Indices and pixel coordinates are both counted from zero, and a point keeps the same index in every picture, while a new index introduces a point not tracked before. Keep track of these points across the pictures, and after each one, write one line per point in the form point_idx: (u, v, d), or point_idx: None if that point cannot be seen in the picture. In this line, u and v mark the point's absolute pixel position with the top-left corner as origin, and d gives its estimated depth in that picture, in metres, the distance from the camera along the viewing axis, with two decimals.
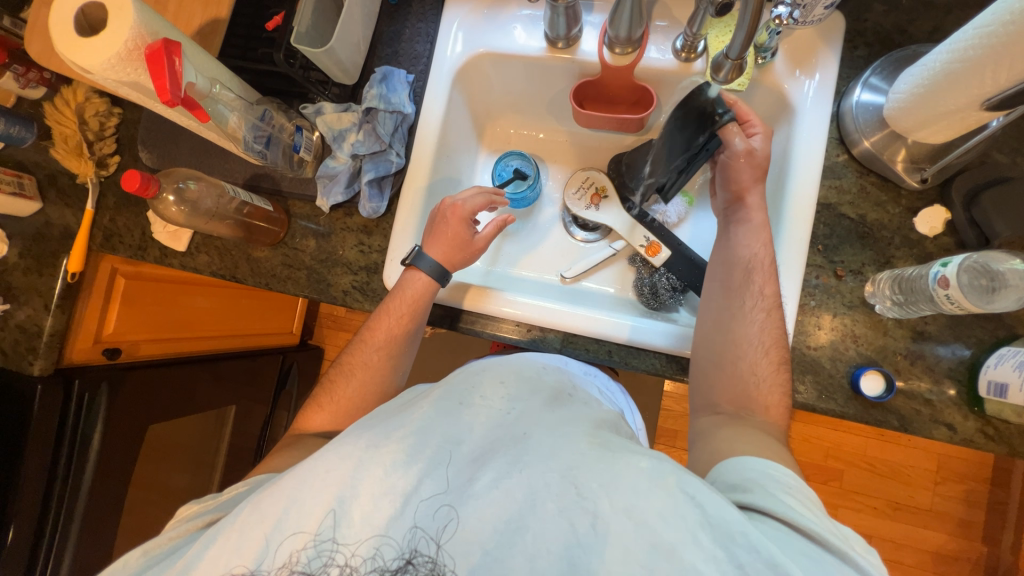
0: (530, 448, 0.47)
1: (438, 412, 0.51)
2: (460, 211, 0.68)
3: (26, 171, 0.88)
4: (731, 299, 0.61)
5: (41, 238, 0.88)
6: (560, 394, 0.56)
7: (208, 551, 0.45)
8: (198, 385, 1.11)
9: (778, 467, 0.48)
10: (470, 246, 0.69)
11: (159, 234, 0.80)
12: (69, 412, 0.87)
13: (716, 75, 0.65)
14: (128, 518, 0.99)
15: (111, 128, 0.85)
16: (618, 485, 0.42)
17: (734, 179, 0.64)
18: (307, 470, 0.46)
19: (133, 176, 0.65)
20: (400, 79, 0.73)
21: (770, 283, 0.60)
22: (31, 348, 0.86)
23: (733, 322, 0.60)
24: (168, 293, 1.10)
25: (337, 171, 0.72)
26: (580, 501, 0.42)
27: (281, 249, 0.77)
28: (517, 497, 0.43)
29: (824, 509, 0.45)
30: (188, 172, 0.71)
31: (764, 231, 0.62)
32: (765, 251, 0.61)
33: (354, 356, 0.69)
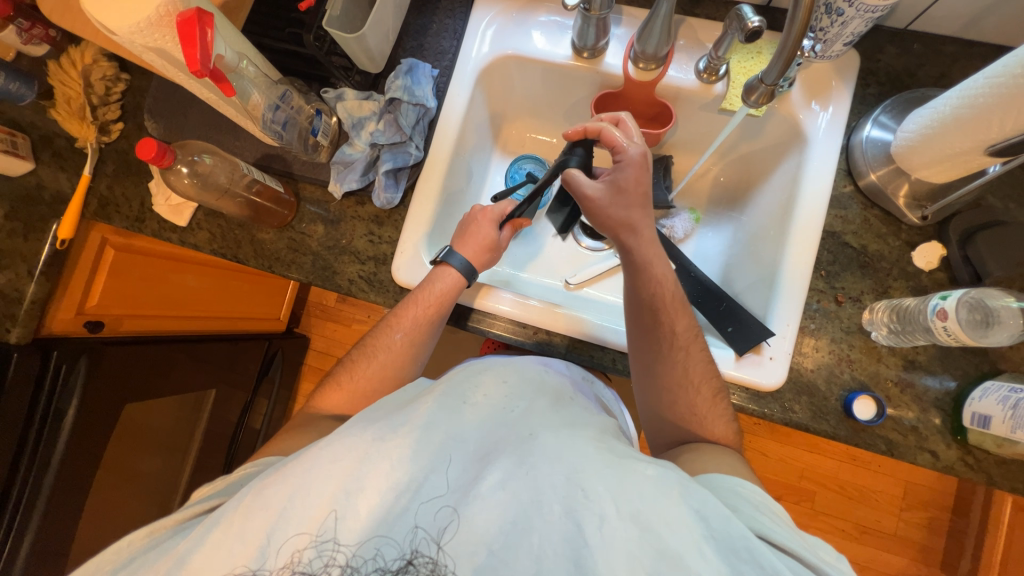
0: (535, 449, 0.46)
1: (441, 409, 0.51)
2: (490, 214, 0.70)
3: (20, 130, 0.84)
4: (647, 341, 0.62)
5: (31, 200, 0.84)
6: (561, 397, 0.57)
7: (211, 536, 0.43)
8: (175, 366, 1.08)
9: (747, 484, 0.50)
10: (500, 247, 0.70)
11: (160, 207, 0.78)
12: (43, 383, 0.84)
13: (746, 100, 0.62)
14: (98, 499, 0.95)
15: (117, 94, 0.82)
16: (623, 492, 0.42)
17: (613, 222, 0.63)
18: (313, 458, 0.46)
19: (149, 145, 0.62)
20: (425, 72, 0.72)
21: (681, 319, 0.62)
22: (8, 314, 0.82)
23: (657, 365, 0.62)
24: (159, 269, 1.07)
25: (353, 159, 0.72)
26: (586, 504, 0.42)
27: (287, 232, 0.76)
28: (522, 498, 0.43)
29: (794, 525, 0.46)
30: (203, 145, 0.70)
31: (657, 267, 0.63)
32: (668, 284, 0.62)
33: (377, 339, 0.67)
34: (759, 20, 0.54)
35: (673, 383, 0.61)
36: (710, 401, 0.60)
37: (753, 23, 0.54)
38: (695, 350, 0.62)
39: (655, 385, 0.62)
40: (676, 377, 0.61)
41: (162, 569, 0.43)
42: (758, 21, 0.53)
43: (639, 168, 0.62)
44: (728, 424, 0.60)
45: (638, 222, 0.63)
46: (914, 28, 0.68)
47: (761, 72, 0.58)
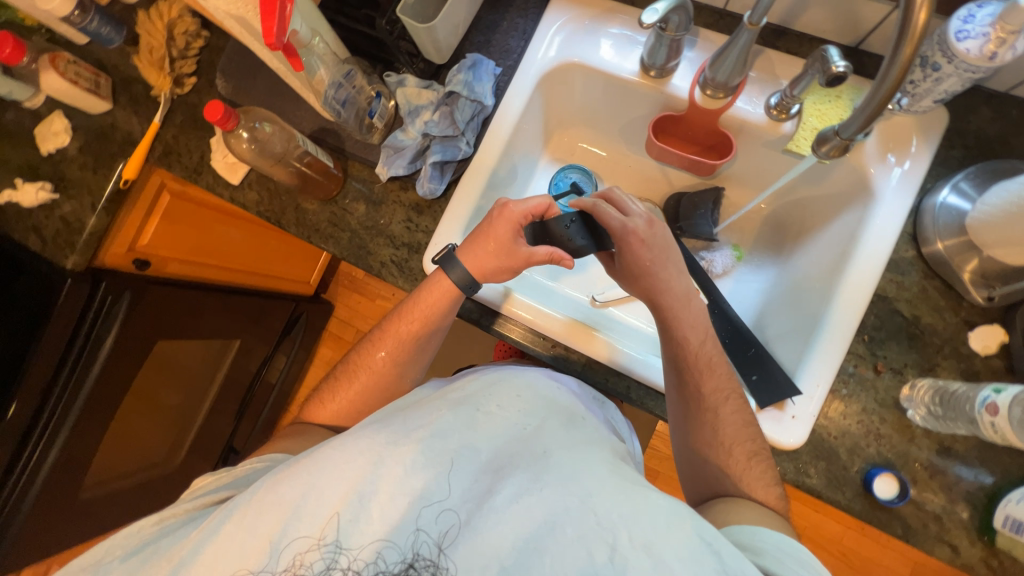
0: (550, 467, 0.47)
1: (456, 417, 0.52)
2: (508, 214, 0.62)
3: (104, 71, 0.89)
4: (681, 398, 0.62)
5: (104, 138, 0.89)
6: (572, 418, 0.56)
7: (222, 529, 0.46)
8: (208, 308, 1.14)
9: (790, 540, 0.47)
10: (513, 254, 0.63)
11: (217, 163, 0.81)
12: (89, 309, 0.90)
13: (818, 149, 0.58)
14: (120, 423, 1.02)
15: (195, 50, 0.86)
16: (637, 518, 0.42)
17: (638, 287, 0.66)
18: (326, 456, 0.48)
19: (216, 107, 0.65)
20: (488, 69, 0.72)
21: (711, 378, 0.61)
22: (69, 242, 0.88)
23: (687, 422, 0.61)
24: (208, 220, 1.12)
25: (404, 145, 0.72)
26: (599, 530, 0.42)
27: (330, 206, 0.78)
28: (536, 517, 0.44)
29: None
30: (265, 114, 0.73)
31: (682, 330, 0.63)
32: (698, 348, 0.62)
33: (363, 356, 0.68)
34: (845, 65, 0.51)
35: (704, 437, 0.60)
36: (737, 447, 0.59)
37: (838, 67, 0.51)
38: (727, 410, 0.60)
39: (683, 434, 0.62)
40: (707, 437, 0.60)
41: (173, 561, 0.46)
42: (843, 68, 0.51)
43: (643, 248, 0.63)
44: (757, 474, 0.57)
45: (655, 289, 0.64)
46: (1016, 92, 0.62)
47: (838, 124, 0.54)
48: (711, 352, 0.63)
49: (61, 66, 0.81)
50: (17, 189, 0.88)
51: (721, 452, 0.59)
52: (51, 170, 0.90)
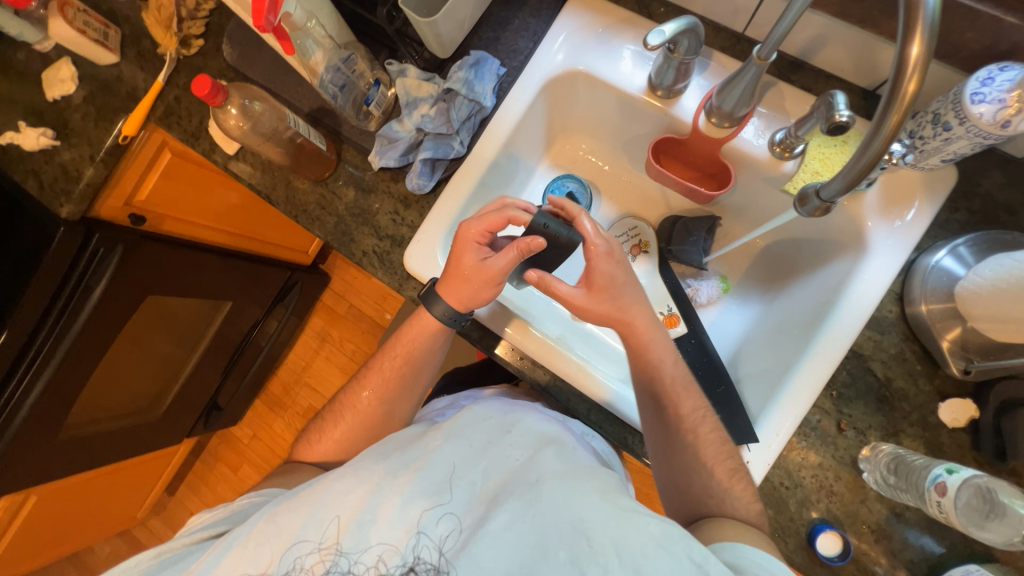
0: (541, 493, 0.50)
1: (452, 449, 0.56)
2: (466, 235, 0.61)
3: (114, 23, 0.89)
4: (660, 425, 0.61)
5: (108, 90, 0.89)
6: (566, 446, 0.57)
7: (231, 553, 0.51)
8: (206, 266, 1.17)
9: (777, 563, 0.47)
10: (480, 276, 0.61)
11: (215, 130, 0.81)
12: (80, 260, 0.91)
13: (797, 208, 0.52)
14: (103, 371, 1.05)
15: (204, 11, 0.85)
16: (627, 542, 0.44)
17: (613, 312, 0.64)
18: (327, 488, 0.53)
19: (204, 82, 0.64)
20: (491, 69, 0.70)
21: (689, 401, 0.62)
22: (65, 191, 0.89)
23: (669, 446, 0.61)
24: (206, 181, 1.13)
25: (398, 137, 0.71)
26: (590, 553, 0.44)
27: (319, 188, 0.77)
28: (527, 540, 0.47)
29: None
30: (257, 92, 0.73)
31: (654, 351, 0.63)
32: (672, 371, 0.62)
33: (349, 398, 0.71)
34: (849, 115, 0.49)
35: (689, 464, 0.59)
36: (721, 466, 0.59)
37: (842, 117, 0.49)
38: (706, 433, 0.61)
39: (668, 462, 0.61)
40: (690, 460, 0.59)
41: None
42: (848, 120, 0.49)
43: (607, 261, 0.61)
44: (739, 490, 0.57)
45: (631, 312, 0.63)
46: None
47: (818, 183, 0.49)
48: (682, 375, 0.63)
49: (70, 14, 0.81)
50: (19, 132, 0.89)
51: (699, 480, 0.59)
52: (55, 116, 0.91)
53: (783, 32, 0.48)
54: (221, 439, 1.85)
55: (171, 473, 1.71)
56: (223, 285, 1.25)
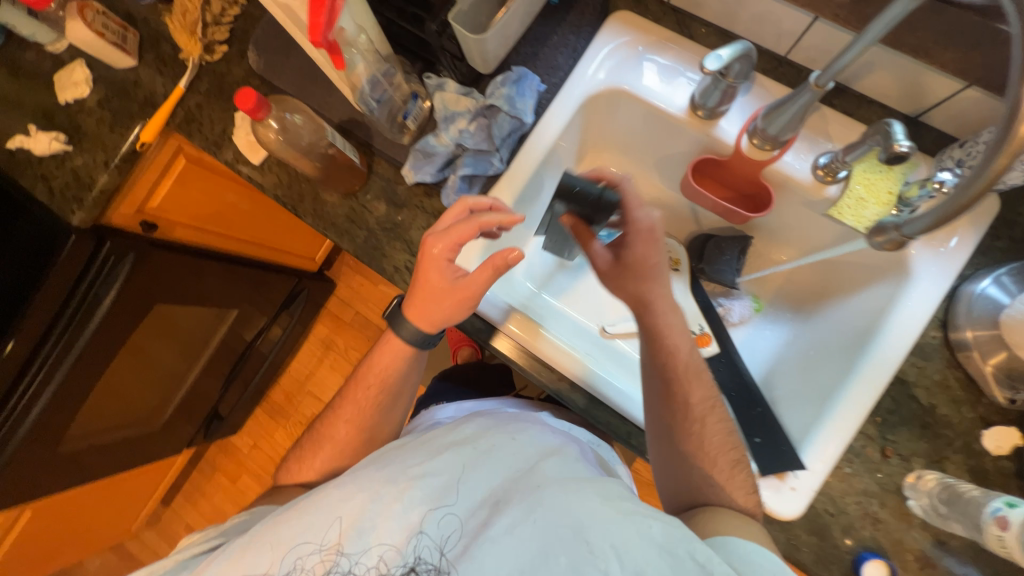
0: (541, 499, 0.48)
1: (454, 454, 0.54)
2: (435, 250, 0.59)
3: (133, 26, 0.86)
4: (666, 411, 0.60)
5: (125, 95, 0.86)
6: (568, 454, 0.56)
7: (227, 559, 0.52)
8: (208, 275, 1.12)
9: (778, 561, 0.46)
10: (456, 292, 0.60)
11: (240, 140, 0.79)
12: (90, 269, 0.88)
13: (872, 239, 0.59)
14: (106, 383, 1.01)
15: (229, 17, 0.82)
16: (628, 548, 0.43)
17: (632, 290, 0.63)
18: (326, 495, 0.54)
19: (248, 95, 0.62)
20: (532, 85, 0.69)
21: (696, 392, 0.60)
22: (76, 198, 0.85)
23: (675, 435, 0.59)
24: (219, 188, 1.10)
25: (436, 152, 0.69)
26: (591, 559, 0.43)
27: (349, 202, 0.76)
28: (530, 546, 0.45)
29: None
30: (297, 104, 0.70)
31: (673, 337, 0.61)
32: (688, 357, 0.61)
33: (326, 427, 0.70)
34: (909, 146, 0.49)
35: (693, 455, 0.58)
36: (724, 458, 0.58)
37: (902, 148, 0.49)
38: (712, 421, 0.60)
39: (669, 451, 0.60)
40: (693, 450, 0.58)
41: None
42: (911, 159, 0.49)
43: (647, 240, 0.61)
44: (740, 480, 0.57)
45: (653, 295, 0.62)
46: None
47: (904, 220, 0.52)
48: (695, 363, 0.61)
49: (89, 17, 0.78)
50: (29, 135, 0.86)
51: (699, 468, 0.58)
52: (67, 121, 0.87)
53: (847, 63, 0.49)
54: (219, 449, 1.80)
55: (168, 484, 1.67)
56: (227, 294, 1.21)
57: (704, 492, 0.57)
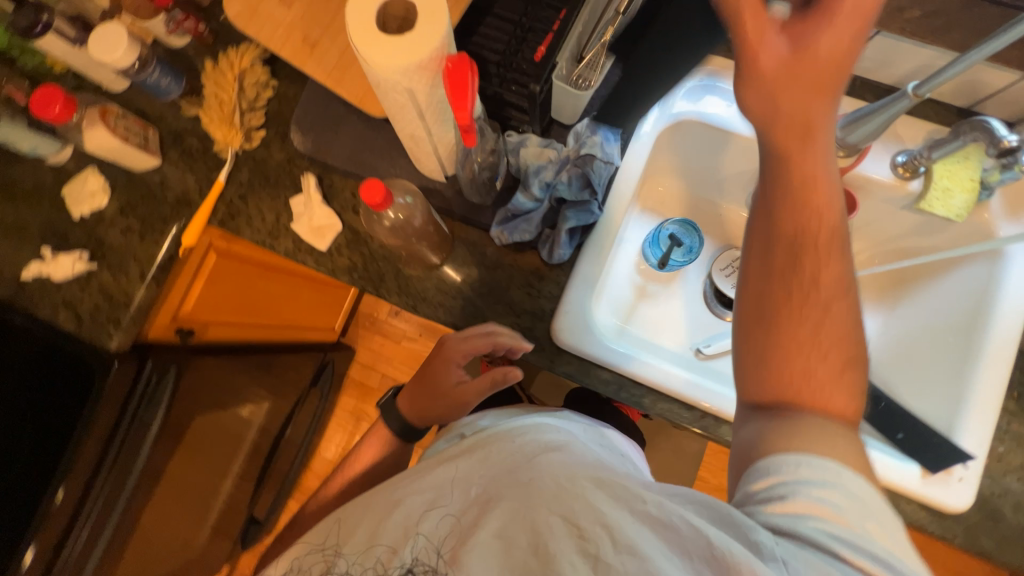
0: (533, 491, 0.42)
1: (433, 470, 0.51)
2: (449, 354, 0.66)
3: (150, 123, 0.79)
4: (784, 289, 0.44)
5: (153, 199, 0.78)
6: (529, 437, 0.51)
7: None
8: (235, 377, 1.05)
9: (820, 469, 0.39)
10: (451, 395, 0.66)
11: (301, 228, 0.74)
12: (136, 394, 0.77)
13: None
14: (146, 517, 0.88)
15: (263, 100, 0.78)
16: (631, 522, 0.38)
17: (782, 109, 0.42)
18: (295, 551, 0.51)
19: (376, 188, 0.56)
20: (612, 129, 0.68)
21: (828, 266, 0.44)
22: (113, 319, 0.76)
23: (775, 321, 0.44)
24: (251, 277, 1.01)
25: (528, 209, 0.67)
26: (587, 542, 0.38)
27: (436, 273, 0.72)
28: (519, 545, 0.40)
29: (869, 502, 0.39)
30: (406, 186, 0.65)
31: (824, 190, 0.44)
32: (832, 216, 0.45)
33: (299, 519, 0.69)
34: (1016, 139, 0.56)
35: (790, 345, 0.44)
36: (841, 398, 0.42)
37: (1011, 142, 0.55)
38: (837, 310, 0.44)
39: (764, 337, 0.45)
40: (791, 340, 0.44)
41: None
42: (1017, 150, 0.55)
43: (849, 18, 0.39)
44: (845, 387, 0.43)
45: (818, 117, 0.42)
46: None
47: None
48: (842, 231, 0.45)
49: (112, 122, 0.71)
50: (46, 260, 0.76)
51: (788, 359, 0.43)
52: (85, 236, 0.78)
53: (957, 73, 0.52)
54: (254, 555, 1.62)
55: None
56: (242, 389, 1.09)
57: (798, 403, 0.42)
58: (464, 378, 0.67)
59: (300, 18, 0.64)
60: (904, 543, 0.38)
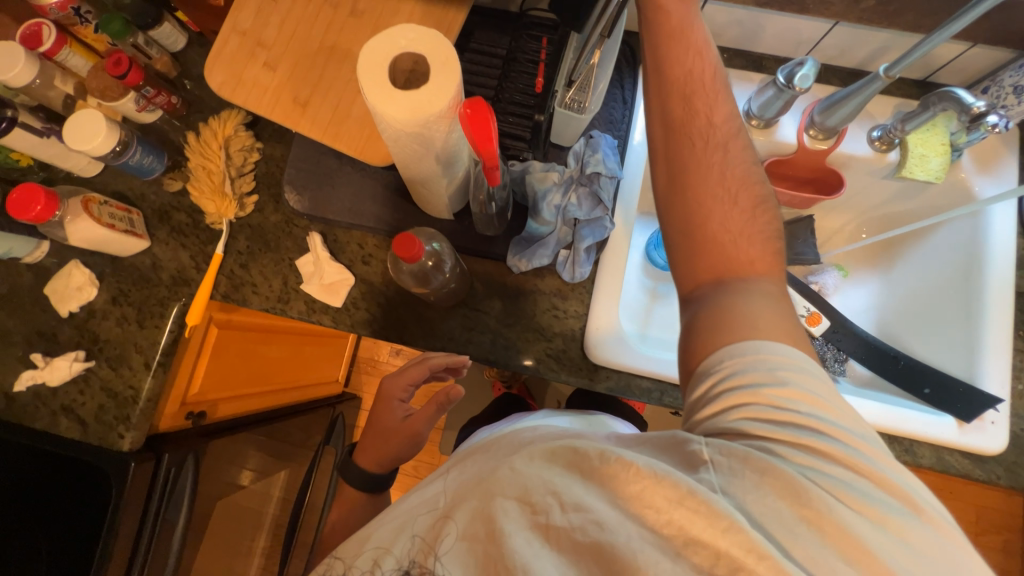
0: (494, 477, 0.42)
1: (409, 493, 0.49)
2: (386, 392, 0.70)
3: (132, 205, 0.76)
4: (682, 140, 0.50)
5: (146, 283, 0.75)
6: (497, 440, 0.51)
7: None
8: (249, 454, 0.99)
9: (766, 348, 0.41)
10: (400, 432, 0.68)
11: (313, 287, 0.72)
12: (155, 487, 0.72)
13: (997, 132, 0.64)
14: None
15: (251, 165, 0.76)
16: (580, 479, 0.39)
17: None
18: None
19: (410, 241, 0.55)
20: (609, 144, 0.70)
21: (714, 112, 0.50)
22: (121, 417, 0.71)
23: (687, 168, 0.49)
24: (253, 344, 0.97)
25: (543, 234, 0.68)
26: (544, 509, 0.38)
27: (459, 310, 0.71)
28: (486, 533, 0.39)
29: (795, 365, 0.41)
30: (430, 232, 0.63)
31: (693, 45, 0.51)
32: (707, 70, 0.51)
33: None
34: (983, 104, 0.61)
35: (703, 186, 0.48)
36: (761, 240, 0.47)
37: (979, 108, 0.61)
38: (729, 149, 0.49)
39: (678, 183, 0.49)
40: (703, 182, 0.48)
41: None
42: (993, 121, 0.61)
43: None
44: (761, 223, 0.48)
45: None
46: None
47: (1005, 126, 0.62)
48: (715, 76, 0.51)
49: (96, 210, 0.68)
50: (40, 367, 0.71)
51: (717, 220, 0.47)
52: (77, 334, 0.73)
53: (923, 54, 0.58)
54: None
55: None
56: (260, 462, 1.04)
57: (724, 247, 0.46)
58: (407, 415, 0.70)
59: (287, 80, 0.63)
60: (844, 409, 0.40)
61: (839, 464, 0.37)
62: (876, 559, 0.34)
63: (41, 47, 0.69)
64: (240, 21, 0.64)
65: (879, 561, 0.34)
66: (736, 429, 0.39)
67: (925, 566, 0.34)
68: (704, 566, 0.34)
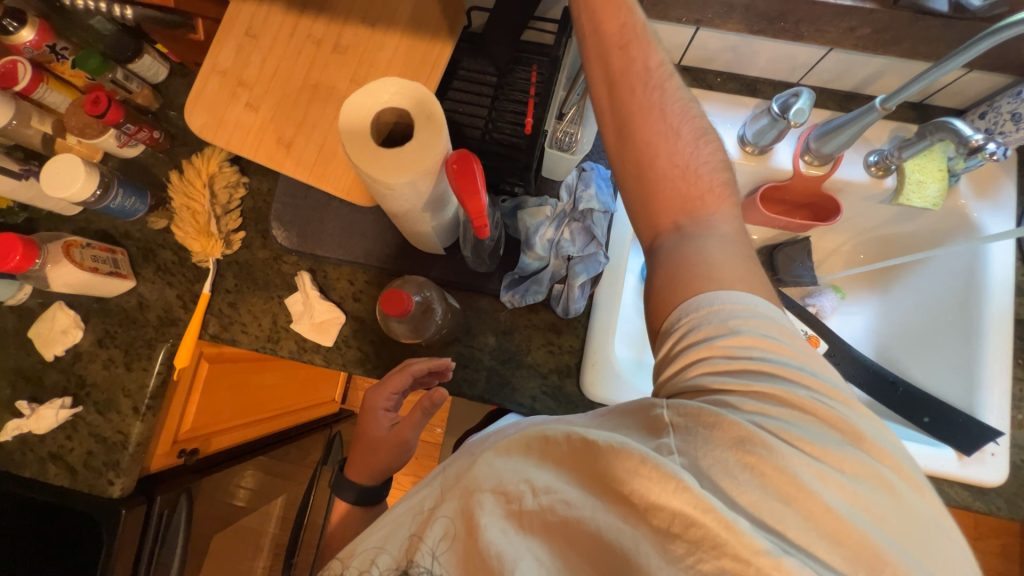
0: (467, 472, 0.40)
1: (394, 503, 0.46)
2: (370, 401, 0.63)
3: (116, 244, 0.74)
4: (622, 90, 0.49)
5: (132, 323, 0.73)
6: (476, 442, 0.48)
7: None
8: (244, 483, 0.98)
9: (716, 298, 0.41)
10: (390, 444, 0.61)
11: (303, 326, 0.70)
12: (148, 533, 0.71)
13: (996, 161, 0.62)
14: None
15: (237, 201, 0.74)
16: (551, 460, 0.37)
17: None
18: None
19: (396, 298, 0.55)
20: (602, 175, 0.69)
21: (646, 55, 0.50)
22: (110, 463, 0.69)
23: (632, 119, 0.48)
24: (246, 374, 0.95)
25: (535, 269, 0.67)
26: (517, 497, 0.36)
27: (453, 347, 0.70)
28: (466, 533, 0.37)
29: (748, 310, 0.40)
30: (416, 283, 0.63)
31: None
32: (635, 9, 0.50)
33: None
34: (982, 138, 0.58)
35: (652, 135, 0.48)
36: (707, 178, 0.48)
37: (978, 141, 0.58)
38: (663, 91, 0.49)
39: (626, 136, 0.49)
40: (649, 133, 0.48)
41: None
42: (993, 151, 0.58)
43: None
44: (706, 153, 0.48)
45: None
46: None
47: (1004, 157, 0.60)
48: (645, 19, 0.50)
49: (77, 254, 0.66)
50: (25, 415, 0.69)
51: (663, 163, 0.47)
52: (63, 378, 0.72)
53: (921, 87, 0.57)
54: None
55: None
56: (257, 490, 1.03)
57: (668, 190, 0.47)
58: (395, 423, 0.64)
59: (269, 121, 0.62)
60: (797, 349, 0.39)
61: (794, 410, 0.36)
62: (821, 502, 0.33)
63: (17, 85, 0.67)
64: (219, 60, 0.62)
65: (825, 503, 0.33)
66: (695, 385, 0.39)
67: (877, 504, 0.34)
68: (665, 530, 0.32)
